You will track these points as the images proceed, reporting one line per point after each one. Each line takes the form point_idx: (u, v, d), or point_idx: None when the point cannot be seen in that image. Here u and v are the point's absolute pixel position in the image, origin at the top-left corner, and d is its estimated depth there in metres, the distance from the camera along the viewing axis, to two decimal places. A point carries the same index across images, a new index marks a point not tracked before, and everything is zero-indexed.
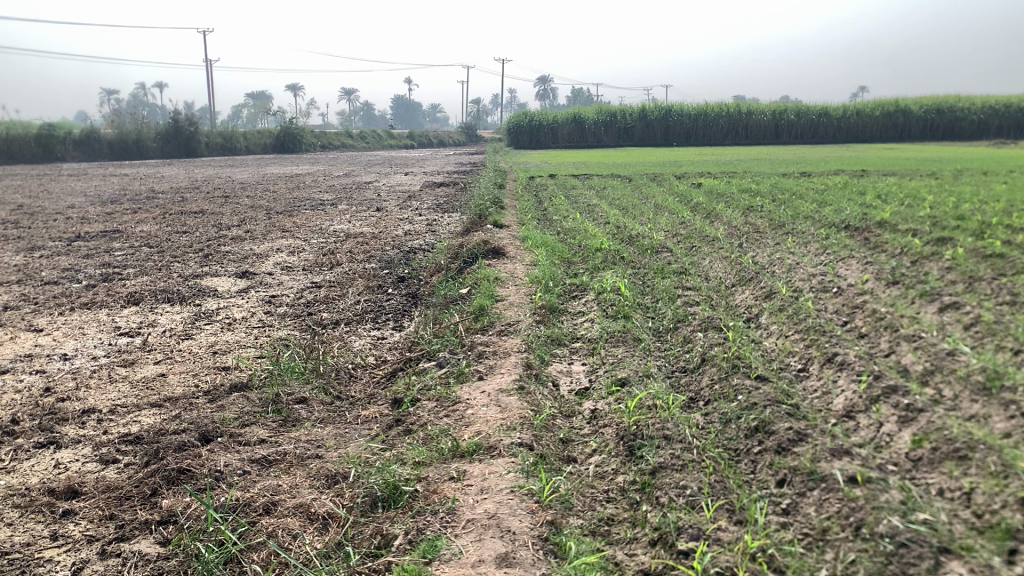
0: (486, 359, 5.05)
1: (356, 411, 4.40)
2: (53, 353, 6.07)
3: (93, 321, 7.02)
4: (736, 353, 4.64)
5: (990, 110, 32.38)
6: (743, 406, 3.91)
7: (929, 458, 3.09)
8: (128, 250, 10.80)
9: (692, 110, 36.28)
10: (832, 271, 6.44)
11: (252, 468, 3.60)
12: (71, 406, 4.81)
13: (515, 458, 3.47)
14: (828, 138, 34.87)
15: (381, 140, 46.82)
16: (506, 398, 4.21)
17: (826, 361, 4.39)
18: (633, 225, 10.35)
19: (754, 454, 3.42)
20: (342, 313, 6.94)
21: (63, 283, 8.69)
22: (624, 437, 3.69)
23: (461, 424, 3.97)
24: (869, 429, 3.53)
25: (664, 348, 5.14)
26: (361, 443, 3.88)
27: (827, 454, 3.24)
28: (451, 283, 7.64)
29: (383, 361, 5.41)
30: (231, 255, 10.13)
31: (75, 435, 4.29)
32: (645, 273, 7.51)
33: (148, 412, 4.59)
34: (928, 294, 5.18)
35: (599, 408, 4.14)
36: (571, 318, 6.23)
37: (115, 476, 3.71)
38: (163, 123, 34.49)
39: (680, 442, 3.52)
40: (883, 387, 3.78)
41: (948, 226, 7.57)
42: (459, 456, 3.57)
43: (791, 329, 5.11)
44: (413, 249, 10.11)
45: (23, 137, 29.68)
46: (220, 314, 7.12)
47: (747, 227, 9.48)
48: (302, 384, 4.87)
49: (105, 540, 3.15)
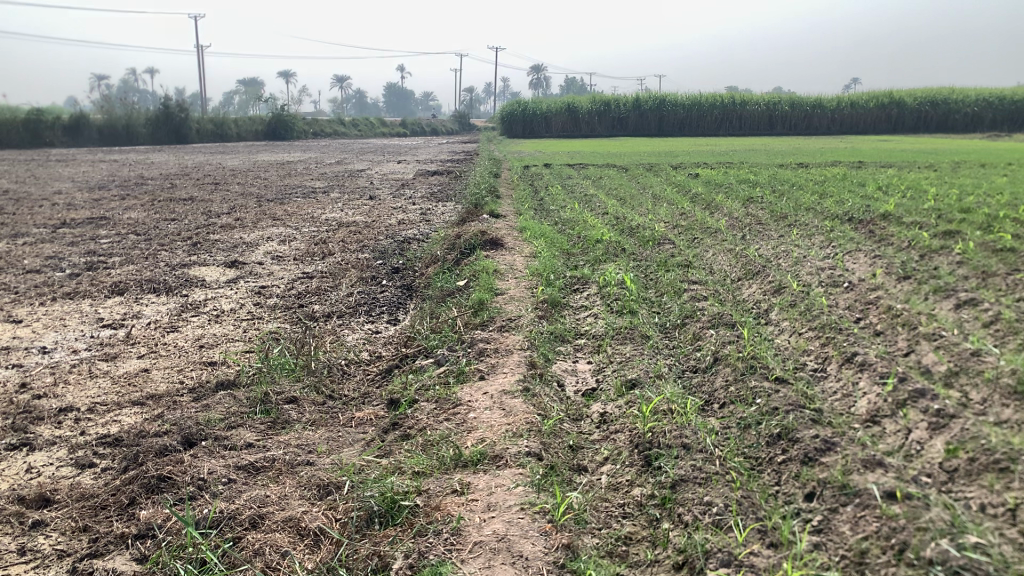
0: (487, 357, 4.79)
1: (349, 413, 4.15)
2: (32, 346, 5.79)
3: (76, 312, 6.74)
4: (750, 352, 4.40)
5: (984, 102, 32.28)
6: (763, 411, 3.67)
7: (965, 469, 2.85)
8: (115, 237, 10.50)
9: (687, 100, 35.98)
10: (841, 264, 6.20)
11: (239, 476, 3.35)
12: (47, 404, 4.54)
13: (524, 469, 3.23)
14: (822, 129, 34.62)
15: (375, 127, 46.37)
16: (511, 401, 3.97)
17: (845, 361, 4.15)
18: (633, 216, 10.08)
19: (778, 463, 3.18)
20: (335, 305, 6.67)
21: (46, 272, 8.41)
22: (638, 445, 3.45)
23: (462, 429, 3.72)
24: (897, 436, 3.28)
25: (673, 346, 4.89)
26: (355, 449, 3.63)
27: (858, 465, 3.00)
28: (448, 275, 7.39)
29: (378, 357, 5.16)
30: (221, 244, 9.85)
31: (50, 436, 4.03)
32: (648, 266, 7.25)
33: (129, 411, 4.34)
34: (942, 290, 4.94)
35: (608, 411, 3.91)
36: (573, 312, 5.98)
37: (90, 483, 3.45)
38: (154, 108, 34.07)
39: (700, 452, 3.28)
40: (910, 391, 3.53)
41: (955, 219, 7.34)
42: (462, 466, 3.33)
43: (804, 326, 4.87)
44: (409, 239, 9.84)
45: (12, 121, 29.25)
46: (207, 305, 6.85)
47: (749, 218, 9.25)
48: (292, 382, 4.61)
49: (76, 556, 2.90)
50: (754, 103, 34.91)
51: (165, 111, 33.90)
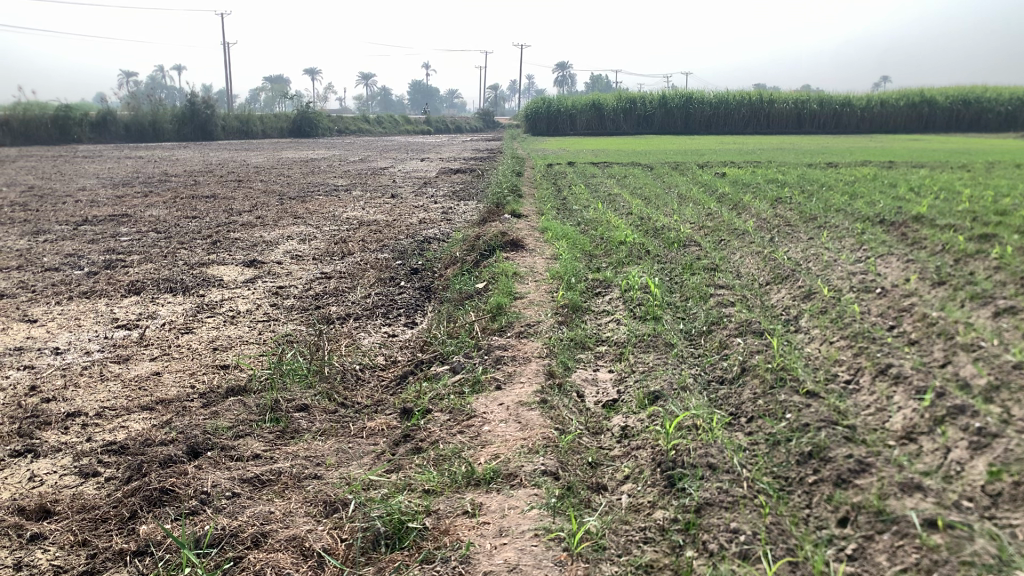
0: (505, 365, 4.64)
1: (361, 422, 4.02)
2: (46, 346, 5.72)
3: (91, 312, 6.67)
4: (780, 363, 4.21)
5: (1017, 101, 31.68)
6: (793, 428, 3.48)
7: (1011, 494, 2.66)
8: (135, 235, 10.47)
9: (713, 97, 35.61)
10: (872, 268, 5.99)
11: (244, 490, 3.23)
12: (55, 408, 4.44)
13: (540, 490, 3.08)
14: (851, 128, 34.11)
15: (399, 125, 46.33)
16: (527, 414, 3.82)
17: (879, 372, 3.95)
18: (658, 216, 9.88)
19: (808, 484, 3.01)
20: (352, 307, 6.55)
21: (65, 270, 8.37)
22: (661, 464, 3.28)
23: (477, 443, 3.58)
24: (935, 455, 3.08)
25: (698, 355, 4.71)
26: (365, 463, 3.49)
27: (895, 489, 2.82)
28: (468, 277, 7.25)
29: (393, 362, 5.04)
30: (241, 242, 9.78)
31: (55, 443, 3.93)
32: (673, 269, 7.07)
33: (137, 416, 4.23)
34: (979, 297, 4.71)
35: (630, 424, 3.74)
36: (595, 317, 5.82)
37: (92, 493, 3.34)
38: (180, 105, 34.28)
39: (727, 473, 3.11)
40: (949, 407, 3.32)
41: (990, 222, 7.09)
42: (474, 485, 3.19)
43: (835, 335, 4.67)
44: (429, 238, 9.73)
45: (41, 118, 29.63)
46: (224, 306, 6.75)
47: (776, 219, 9.03)
48: (304, 388, 4.49)
49: (73, 572, 2.78)
50: (782, 101, 34.50)
51: (191, 108, 34.14)
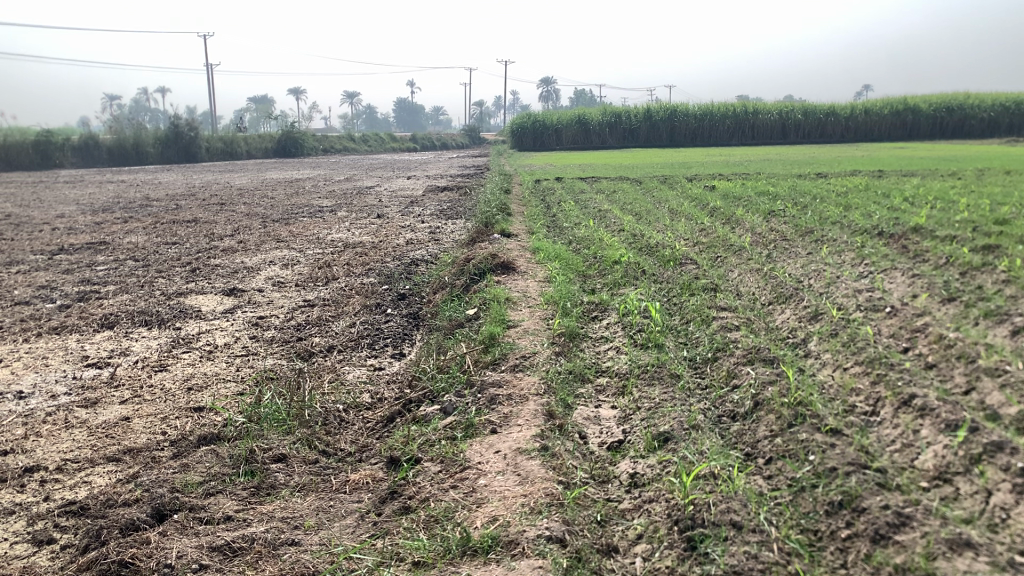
0: (499, 406, 4.31)
1: (343, 475, 3.68)
2: (8, 390, 5.34)
3: (60, 350, 6.30)
4: (797, 395, 3.87)
5: (1001, 107, 31.48)
6: (818, 471, 3.15)
7: None
8: (112, 264, 10.10)
9: (698, 109, 35.51)
10: (879, 283, 5.69)
11: (213, 560, 2.91)
12: (13, 461, 4.09)
13: (545, 561, 2.77)
14: (836, 137, 33.96)
15: (384, 143, 46.15)
16: (527, 465, 3.51)
17: (902, 402, 3.61)
18: (651, 232, 9.60)
19: (843, 540, 2.69)
20: (335, 338, 6.23)
21: (36, 303, 8.00)
22: (679, 523, 2.97)
23: (471, 502, 3.25)
24: (975, 499, 2.74)
25: (706, 387, 4.39)
26: (348, 524, 3.17)
27: (943, 547, 2.49)
28: (457, 303, 6.95)
29: (379, 400, 4.71)
30: (221, 269, 9.42)
31: (9, 504, 3.58)
32: (670, 289, 6.77)
33: (102, 469, 3.89)
34: (994, 314, 4.40)
35: (639, 472, 3.44)
36: (592, 345, 5.52)
37: (43, 566, 3.00)
38: (162, 128, 33.84)
39: (754, 534, 2.81)
40: (986, 444, 2.97)
41: (992, 231, 6.81)
42: (470, 553, 2.87)
43: (849, 361, 4.34)
44: (416, 261, 9.40)
45: (21, 143, 29.29)
46: (200, 339, 6.40)
47: (772, 234, 8.75)
48: (282, 435, 4.14)
49: None
50: (766, 113, 34.40)
51: (174, 130, 33.76)
